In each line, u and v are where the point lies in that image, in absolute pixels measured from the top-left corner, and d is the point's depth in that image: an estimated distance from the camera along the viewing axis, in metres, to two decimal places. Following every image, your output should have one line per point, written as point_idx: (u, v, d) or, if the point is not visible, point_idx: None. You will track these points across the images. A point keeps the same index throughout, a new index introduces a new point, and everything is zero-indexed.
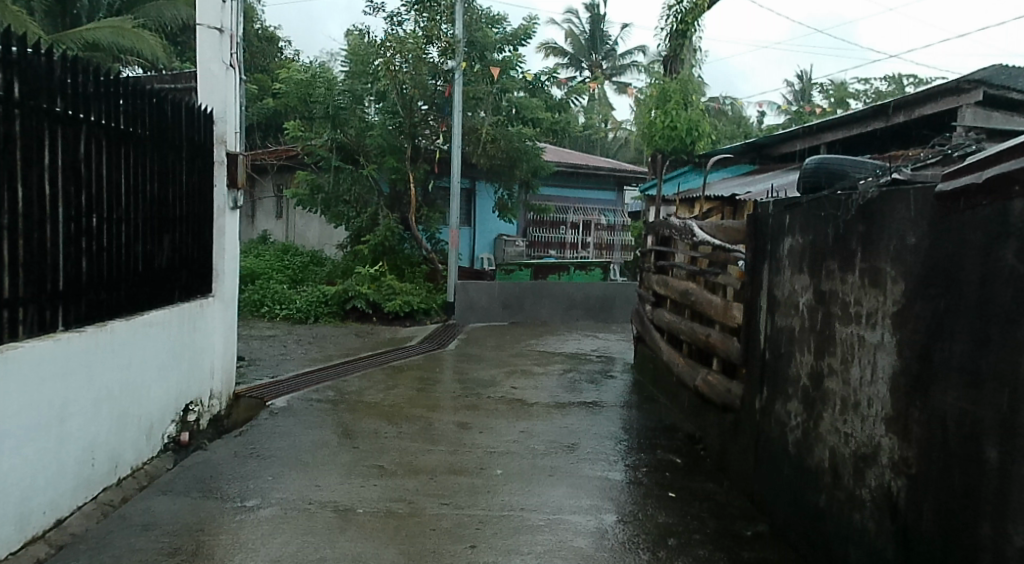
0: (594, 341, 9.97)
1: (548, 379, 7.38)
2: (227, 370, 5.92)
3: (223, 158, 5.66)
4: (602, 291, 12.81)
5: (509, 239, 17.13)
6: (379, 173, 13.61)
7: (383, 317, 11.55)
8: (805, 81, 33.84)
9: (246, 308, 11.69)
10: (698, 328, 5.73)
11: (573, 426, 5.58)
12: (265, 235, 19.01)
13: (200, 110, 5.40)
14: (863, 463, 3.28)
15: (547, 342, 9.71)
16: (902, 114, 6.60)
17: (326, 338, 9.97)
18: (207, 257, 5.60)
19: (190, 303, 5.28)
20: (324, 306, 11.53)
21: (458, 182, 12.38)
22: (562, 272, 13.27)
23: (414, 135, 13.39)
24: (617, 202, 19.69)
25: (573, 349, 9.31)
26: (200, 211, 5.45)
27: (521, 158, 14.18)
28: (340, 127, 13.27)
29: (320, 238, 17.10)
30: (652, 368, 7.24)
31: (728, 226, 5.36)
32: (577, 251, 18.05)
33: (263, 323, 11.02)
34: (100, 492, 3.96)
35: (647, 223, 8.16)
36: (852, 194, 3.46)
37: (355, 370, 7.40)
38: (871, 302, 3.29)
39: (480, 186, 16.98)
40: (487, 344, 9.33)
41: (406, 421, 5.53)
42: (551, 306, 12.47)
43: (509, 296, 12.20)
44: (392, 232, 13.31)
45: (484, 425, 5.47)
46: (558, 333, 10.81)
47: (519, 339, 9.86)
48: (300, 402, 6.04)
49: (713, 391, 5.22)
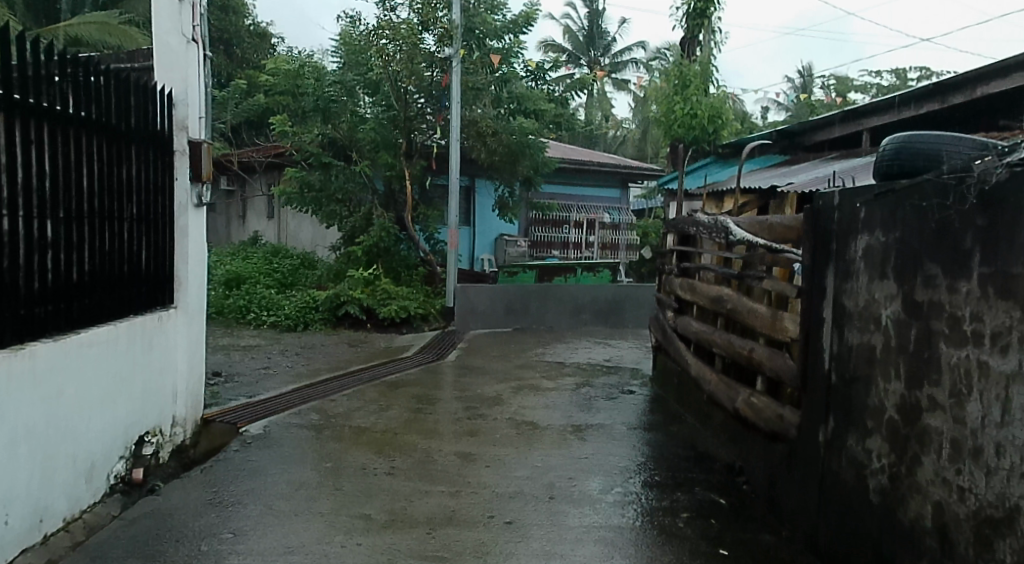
0: (605, 350, 9.22)
1: (560, 395, 6.62)
2: (193, 393, 5.12)
3: (185, 147, 4.87)
4: (611, 294, 12.03)
5: (510, 239, 16.37)
6: (373, 169, 12.81)
7: (378, 323, 10.83)
8: (808, 75, 33.09)
9: (230, 314, 10.89)
10: (737, 341, 4.97)
11: (595, 457, 4.82)
12: (256, 237, 18.23)
13: (158, 91, 4.60)
14: (990, 530, 2.51)
15: (555, 351, 8.95)
16: (959, 94, 5.73)
17: (315, 347, 9.21)
18: (168, 263, 4.80)
19: (146, 318, 4.48)
20: (314, 313, 10.75)
21: (458, 179, 11.62)
22: (568, 274, 12.51)
23: (409, 130, 12.65)
24: (623, 200, 18.90)
25: (584, 359, 8.54)
26: (157, 209, 4.65)
27: (523, 153, 13.42)
28: (331, 121, 12.56)
29: (312, 239, 16.33)
30: (677, 383, 6.48)
31: (774, 222, 4.60)
32: (581, 251, 17.31)
33: (248, 331, 10.26)
34: (18, 555, 3.17)
35: (666, 220, 7.42)
36: (966, 177, 2.67)
37: (346, 387, 6.63)
38: (997, 319, 2.52)
39: (479, 184, 16.22)
40: (490, 354, 8.57)
41: (400, 452, 4.75)
42: (558, 311, 11.71)
43: (513, 300, 11.42)
44: (387, 232, 12.54)
45: (490, 457, 4.70)
46: (566, 340, 10.03)
47: (525, 348, 9.11)
48: (278, 428, 5.26)
49: (759, 415, 4.45)
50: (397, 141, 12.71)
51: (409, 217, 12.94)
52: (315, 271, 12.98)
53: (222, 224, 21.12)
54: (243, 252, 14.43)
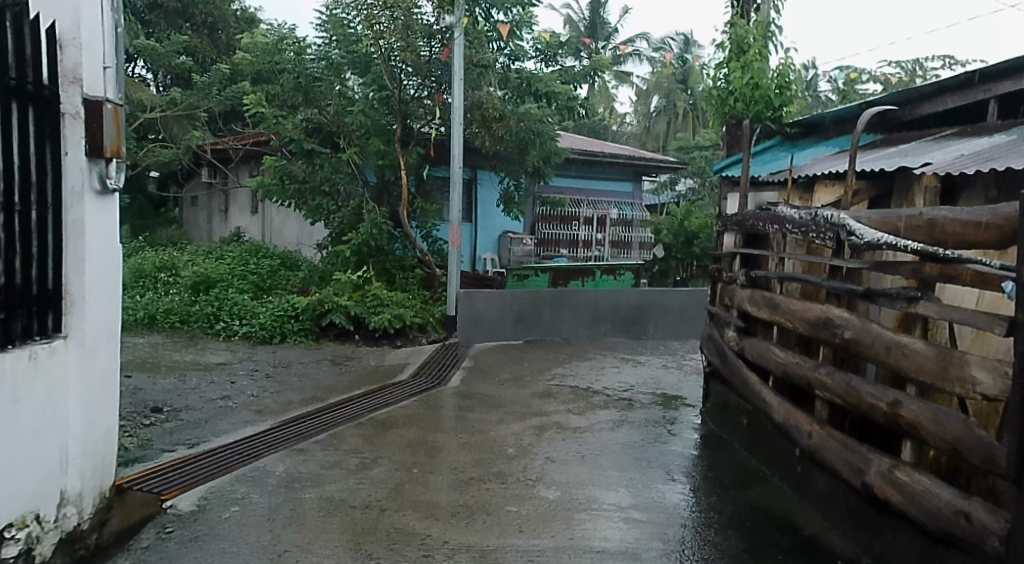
0: (636, 370, 7.79)
1: (595, 439, 5.18)
2: (96, 456, 3.58)
3: (78, 109, 3.35)
4: (633, 300, 10.63)
5: (514, 236, 14.92)
6: (363, 157, 11.45)
7: (366, 334, 9.44)
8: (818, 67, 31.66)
9: (196, 320, 9.41)
10: (863, 386, 3.52)
11: (664, 555, 3.37)
12: (239, 234, 16.81)
13: (32, 21, 3.09)
14: None
15: (577, 373, 7.51)
16: None
17: (292, 366, 7.76)
18: (54, 274, 3.29)
19: (12, 354, 2.96)
20: (293, 322, 9.30)
21: (459, 168, 10.17)
22: (585, 278, 11.10)
23: (405, 115, 11.22)
24: (636, 195, 17.41)
25: (613, 384, 7.08)
26: (32, 196, 3.14)
27: (531, 141, 11.94)
28: (314, 102, 11.31)
29: (296, 237, 14.87)
30: (748, 425, 5.05)
31: (936, 217, 3.12)
32: (590, 249, 15.90)
33: (215, 343, 8.83)
34: None
35: (724, 215, 6.00)
36: None
37: (320, 428, 5.16)
38: None
39: (481, 177, 14.76)
40: (499, 376, 7.13)
41: (387, 546, 3.30)
42: (574, 320, 10.23)
43: (524, 308, 9.87)
44: (378, 229, 11.04)
45: (512, 558, 3.23)
46: (586, 356, 8.59)
47: (540, 368, 7.68)
48: (215, 503, 3.78)
49: (918, 504, 2.99)
50: (389, 125, 11.30)
51: (404, 212, 11.38)
52: (298, 273, 11.55)
53: (206, 219, 19.77)
54: (219, 251, 13.00)
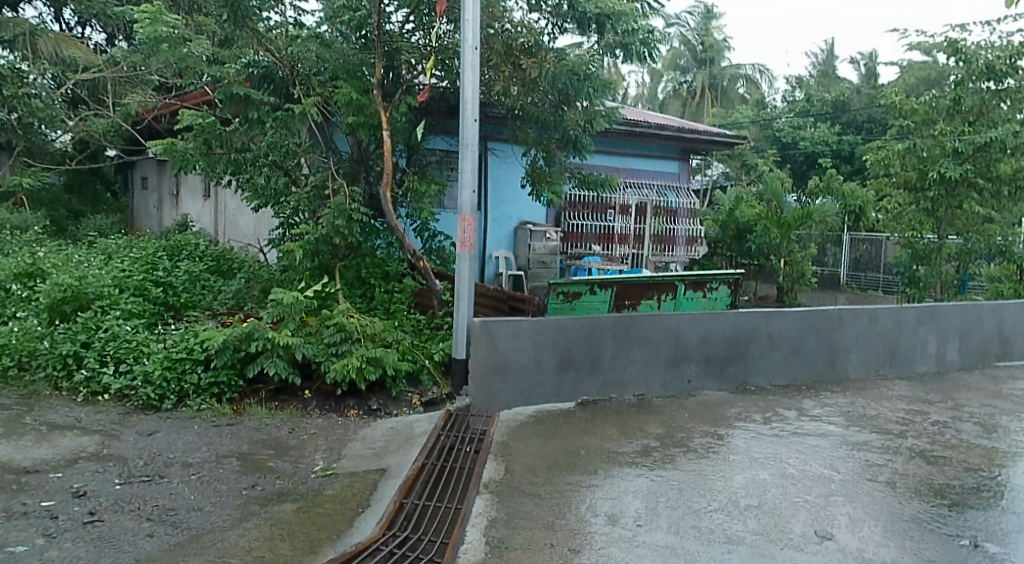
0: (806, 491, 4.15)
1: None
2: None
3: None
4: (733, 329, 7.12)
5: (535, 228, 11.21)
6: (330, 110, 7.80)
7: (321, 390, 5.88)
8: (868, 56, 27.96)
9: (45, 365, 5.84)
10: None
11: None
12: (185, 224, 13.26)
13: None
14: None
15: (705, 504, 3.86)
16: None
17: (166, 475, 4.13)
18: None
19: None
20: (199, 372, 5.68)
21: (473, 122, 6.45)
22: (664, 296, 7.46)
23: (390, 54, 7.65)
24: (683, 177, 13.53)
25: (796, 547, 3.43)
26: None
27: (571, 90, 8.26)
28: (253, 30, 7.69)
29: (250, 230, 11.22)
30: None
31: None
32: (627, 245, 12.01)
33: (61, 413, 5.23)
34: None
35: None
36: None
37: None
38: None
39: (496, 148, 11.10)
40: (558, 526, 3.49)
41: None
42: (649, 362, 6.61)
43: (576, 345, 6.22)
44: (351, 218, 7.32)
45: None
46: (693, 443, 4.96)
47: (626, 487, 4.05)
48: None
49: None
50: (365, 70, 7.69)
51: (389, 194, 7.55)
52: (233, 283, 7.94)
53: (157, 204, 16.25)
54: (130, 249, 9.37)
